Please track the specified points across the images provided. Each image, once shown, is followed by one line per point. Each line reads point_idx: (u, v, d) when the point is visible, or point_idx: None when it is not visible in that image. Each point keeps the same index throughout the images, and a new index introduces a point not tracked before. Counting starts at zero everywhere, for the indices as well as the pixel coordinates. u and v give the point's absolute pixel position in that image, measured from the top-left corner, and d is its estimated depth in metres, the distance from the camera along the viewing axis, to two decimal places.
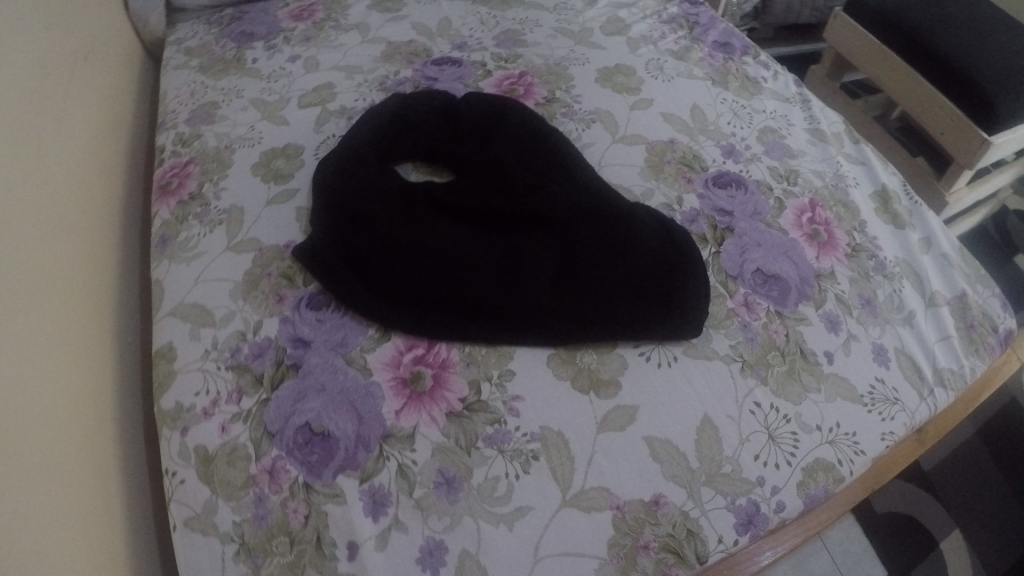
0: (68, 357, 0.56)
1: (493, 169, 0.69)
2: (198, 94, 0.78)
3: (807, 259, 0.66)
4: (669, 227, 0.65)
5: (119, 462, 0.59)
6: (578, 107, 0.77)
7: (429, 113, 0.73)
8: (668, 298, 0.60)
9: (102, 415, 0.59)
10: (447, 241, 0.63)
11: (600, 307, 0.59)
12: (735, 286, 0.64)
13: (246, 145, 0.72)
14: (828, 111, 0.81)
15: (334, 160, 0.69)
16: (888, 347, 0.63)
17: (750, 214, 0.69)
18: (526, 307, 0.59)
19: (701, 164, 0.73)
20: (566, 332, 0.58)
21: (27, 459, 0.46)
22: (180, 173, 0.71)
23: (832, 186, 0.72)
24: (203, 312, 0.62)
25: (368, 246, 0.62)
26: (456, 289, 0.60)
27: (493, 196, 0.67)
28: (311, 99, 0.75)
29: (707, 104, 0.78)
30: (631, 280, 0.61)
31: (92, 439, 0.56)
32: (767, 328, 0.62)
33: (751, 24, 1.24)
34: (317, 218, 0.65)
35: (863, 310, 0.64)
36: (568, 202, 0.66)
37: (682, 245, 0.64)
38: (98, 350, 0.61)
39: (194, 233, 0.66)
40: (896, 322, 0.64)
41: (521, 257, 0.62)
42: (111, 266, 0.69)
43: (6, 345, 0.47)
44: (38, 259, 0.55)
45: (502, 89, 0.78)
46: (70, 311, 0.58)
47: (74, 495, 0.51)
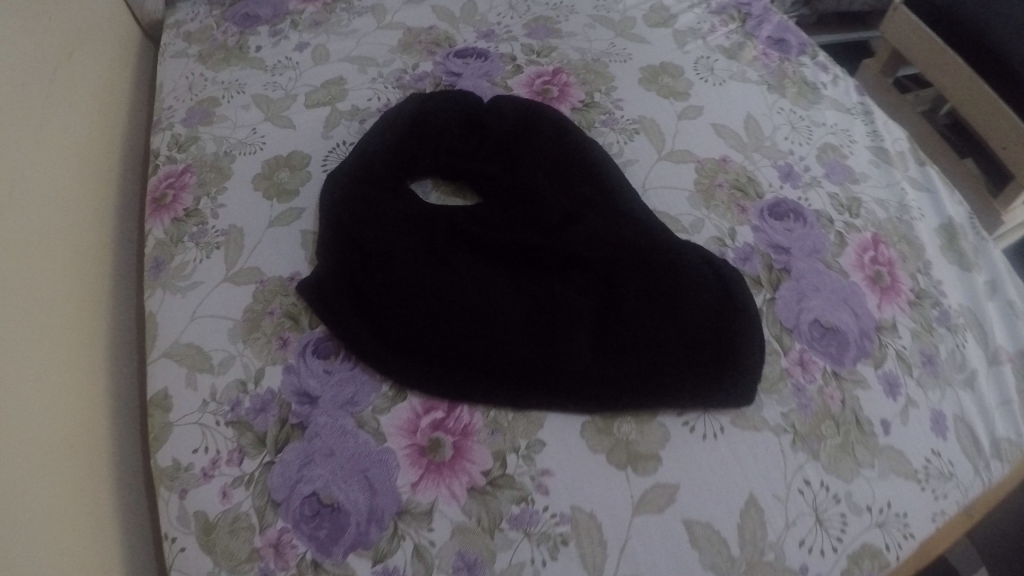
0: (55, 401, 0.52)
1: (520, 195, 0.63)
2: (196, 89, 0.73)
3: (868, 309, 0.60)
4: (719, 272, 0.59)
5: (116, 511, 0.56)
6: (620, 114, 0.69)
7: (448, 125, 0.67)
8: (717, 359, 0.55)
9: (96, 463, 0.55)
10: (470, 284, 0.57)
11: (643, 368, 0.54)
12: (790, 340, 0.58)
13: (246, 152, 0.67)
14: (892, 125, 0.73)
15: (343, 178, 0.62)
16: (947, 414, 0.58)
17: (809, 253, 0.62)
18: (559, 368, 0.54)
19: (756, 188, 0.65)
20: (604, 395, 0.53)
21: (15, 535, 0.42)
22: (175, 184, 0.66)
23: (897, 218, 0.65)
24: (200, 356, 0.57)
25: (382, 287, 0.57)
26: (479, 344, 0.55)
27: (521, 227, 0.61)
28: (319, 96, 0.70)
29: (763, 113, 0.70)
30: (681, 338, 0.55)
31: (87, 490, 0.53)
32: (823, 392, 0.56)
33: (801, 10, 1.17)
34: (322, 249, 0.59)
35: (924, 370, 0.59)
36: (605, 238, 0.60)
37: (733, 293, 0.58)
38: (91, 387, 0.57)
39: (189, 258, 0.62)
40: (957, 384, 0.59)
41: (555, 305, 0.57)
42: (103, 288, 0.64)
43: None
44: (29, 287, 0.52)
45: (534, 88, 0.71)
46: (64, 342, 0.55)
47: (72, 560, 0.48)
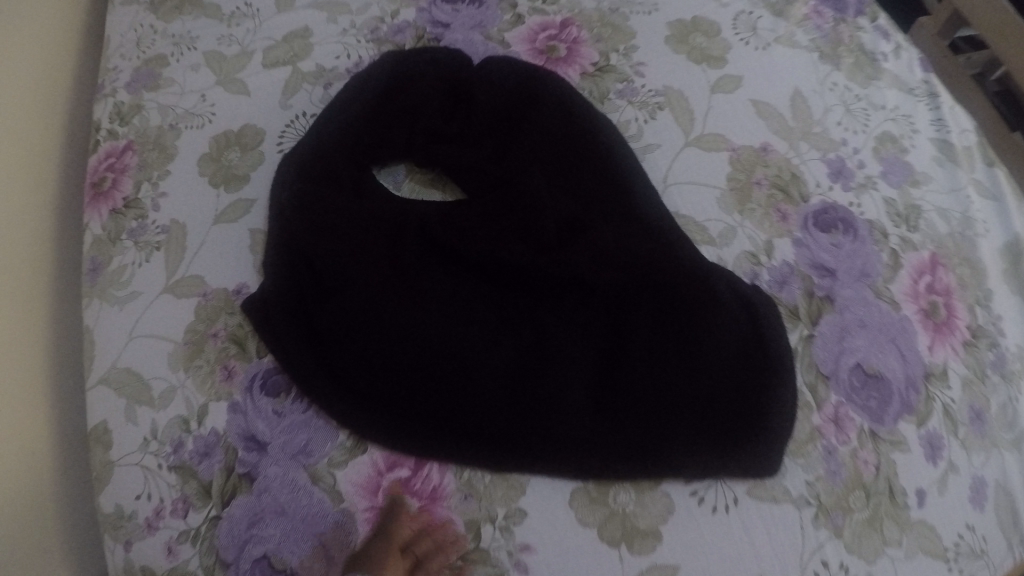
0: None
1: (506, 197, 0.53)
2: (144, 44, 0.63)
3: (917, 351, 0.51)
4: (755, 312, 0.49)
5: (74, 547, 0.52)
6: (641, 83, 0.57)
7: (425, 97, 0.56)
8: (738, 427, 0.47)
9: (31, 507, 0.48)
10: (444, 318, 0.50)
11: (642, 431, 0.46)
12: (826, 390, 0.49)
13: (194, 126, 0.57)
14: (959, 111, 0.59)
15: (295, 168, 0.53)
16: (988, 482, 0.50)
17: (856, 277, 0.52)
18: (546, 424, 0.47)
19: (800, 189, 0.53)
20: (593, 461, 0.46)
21: None
22: (115, 167, 0.58)
23: (959, 233, 0.54)
24: (139, 386, 0.50)
25: (340, 317, 0.49)
26: (454, 394, 0.48)
27: (506, 242, 0.52)
28: (280, 54, 0.59)
29: (813, 90, 0.57)
30: (699, 395, 0.47)
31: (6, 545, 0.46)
32: (855, 456, 0.48)
33: None
34: (270, 260, 0.50)
35: (971, 428, 0.50)
36: (606, 257, 0.50)
37: (768, 343, 0.48)
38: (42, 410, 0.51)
39: (127, 262, 0.54)
40: (1004, 446, 0.51)
41: (541, 345, 0.49)
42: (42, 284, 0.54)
43: None
44: None
45: (538, 45, 0.59)
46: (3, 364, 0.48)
47: None
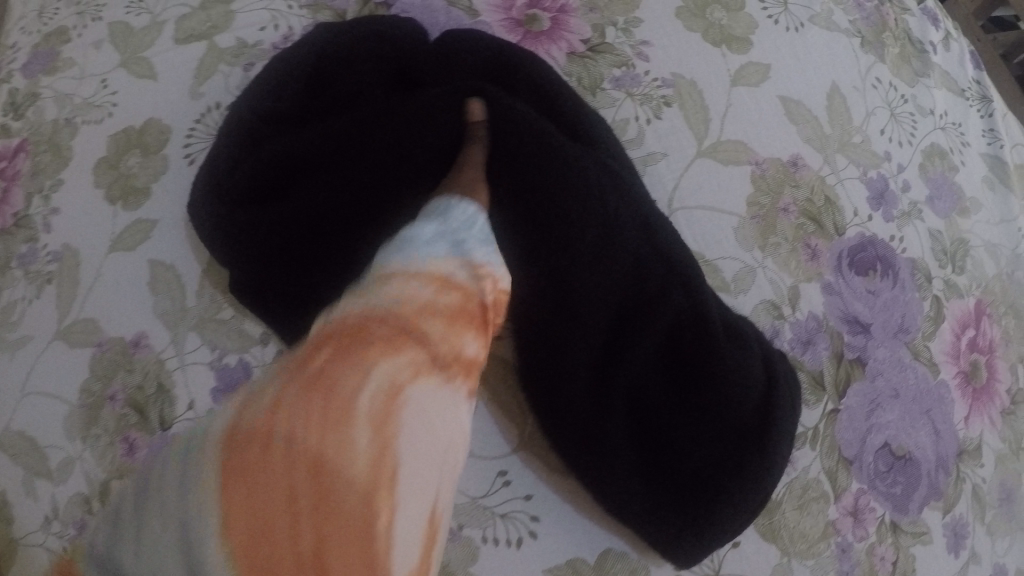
0: None
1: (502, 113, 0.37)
2: (47, 13, 0.53)
3: (953, 424, 0.43)
4: (770, 396, 0.38)
5: None
6: (644, 69, 0.44)
7: (365, 76, 0.43)
8: (698, 505, 0.37)
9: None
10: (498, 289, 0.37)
11: (618, 448, 0.38)
12: (847, 478, 0.40)
13: (92, 121, 0.47)
14: (1010, 120, 0.53)
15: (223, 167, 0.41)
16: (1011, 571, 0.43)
17: (894, 332, 0.42)
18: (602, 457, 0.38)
19: (835, 219, 0.43)
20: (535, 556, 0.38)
21: None
22: (6, 173, 0.48)
23: (1007, 274, 0.47)
24: (34, 452, 0.43)
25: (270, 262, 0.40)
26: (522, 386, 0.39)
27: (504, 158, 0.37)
28: (195, 24, 0.48)
29: (853, 85, 0.46)
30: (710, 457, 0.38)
31: None
32: (872, 553, 0.40)
33: None
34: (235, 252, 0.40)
35: (999, 511, 0.43)
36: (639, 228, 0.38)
37: (770, 440, 0.37)
38: None
39: (18, 296, 0.45)
40: None
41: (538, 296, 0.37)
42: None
43: None
44: None
45: (514, 13, 0.45)
46: None
47: None
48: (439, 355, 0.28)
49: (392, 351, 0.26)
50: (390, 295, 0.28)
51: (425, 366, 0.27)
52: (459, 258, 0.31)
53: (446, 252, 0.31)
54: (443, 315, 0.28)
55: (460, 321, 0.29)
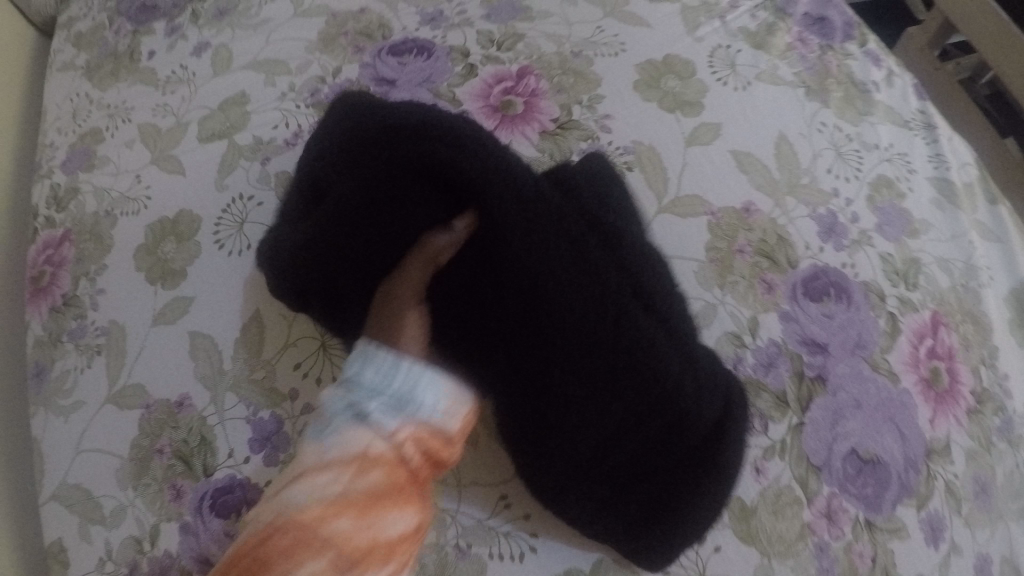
0: None
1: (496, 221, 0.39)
2: (81, 117, 0.59)
3: (917, 427, 0.47)
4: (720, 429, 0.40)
5: None
6: (607, 140, 0.50)
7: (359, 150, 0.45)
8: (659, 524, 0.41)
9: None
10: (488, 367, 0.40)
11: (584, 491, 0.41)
12: (818, 482, 0.45)
13: (129, 213, 0.53)
14: (957, 142, 0.56)
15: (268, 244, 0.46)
16: (994, 558, 0.47)
17: (852, 349, 0.47)
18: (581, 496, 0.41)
19: (788, 253, 0.48)
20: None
21: None
22: (53, 261, 0.53)
23: (962, 286, 0.50)
24: (90, 503, 0.48)
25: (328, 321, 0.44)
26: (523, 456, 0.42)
27: (484, 264, 0.40)
28: (216, 124, 0.54)
29: (800, 133, 0.51)
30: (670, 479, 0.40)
31: None
32: (850, 550, 0.45)
33: None
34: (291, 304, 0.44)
35: (975, 504, 0.47)
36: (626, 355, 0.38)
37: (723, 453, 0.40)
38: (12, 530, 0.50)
39: (70, 367, 0.51)
40: (1010, 517, 0.48)
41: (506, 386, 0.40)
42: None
43: None
44: None
45: (491, 100, 0.52)
46: None
47: None
48: (348, 550, 0.33)
49: (299, 561, 0.32)
50: (312, 490, 0.34)
51: (332, 568, 0.32)
52: (389, 421, 0.36)
53: (365, 421, 0.35)
54: (354, 508, 0.33)
55: (376, 502, 0.34)
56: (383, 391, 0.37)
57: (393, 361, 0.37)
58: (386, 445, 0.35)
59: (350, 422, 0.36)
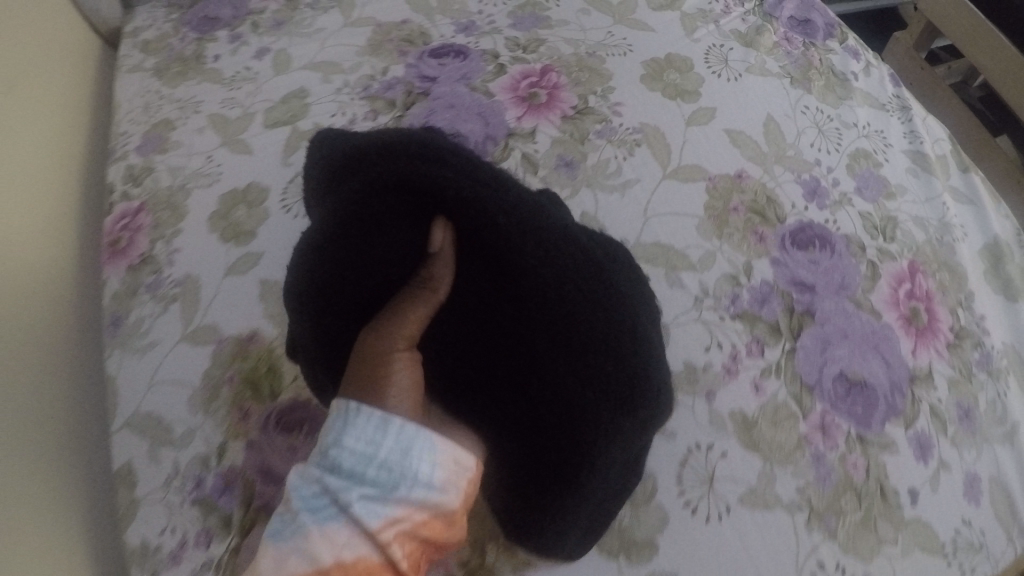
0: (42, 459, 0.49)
1: (498, 253, 0.41)
2: (152, 109, 0.64)
3: (901, 355, 0.53)
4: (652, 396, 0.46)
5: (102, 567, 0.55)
6: (619, 122, 0.59)
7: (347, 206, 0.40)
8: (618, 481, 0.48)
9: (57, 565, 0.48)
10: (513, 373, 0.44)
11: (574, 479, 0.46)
12: (811, 399, 0.52)
13: (202, 185, 0.59)
14: (930, 123, 0.65)
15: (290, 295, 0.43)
16: (982, 476, 0.52)
17: (836, 290, 0.55)
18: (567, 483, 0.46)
19: (776, 211, 0.57)
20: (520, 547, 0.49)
21: None
22: (130, 226, 0.59)
23: (937, 240, 0.57)
24: (161, 427, 0.53)
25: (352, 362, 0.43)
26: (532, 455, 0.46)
27: (493, 283, 0.43)
28: (280, 114, 0.61)
29: (786, 114, 0.60)
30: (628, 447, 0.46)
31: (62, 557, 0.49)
32: (845, 461, 0.50)
33: None
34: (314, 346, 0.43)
35: (960, 426, 0.53)
36: (619, 372, 0.40)
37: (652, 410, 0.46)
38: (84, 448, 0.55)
39: (144, 314, 0.56)
40: (996, 441, 0.53)
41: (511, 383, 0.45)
42: (52, 343, 0.54)
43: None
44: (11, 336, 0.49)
45: (519, 92, 0.60)
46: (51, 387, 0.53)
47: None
48: None
49: None
50: None
51: None
52: (372, 518, 0.34)
53: (346, 516, 0.34)
54: None
55: None
56: (367, 474, 0.36)
57: (378, 424, 0.37)
58: (371, 549, 0.34)
59: (331, 516, 0.34)
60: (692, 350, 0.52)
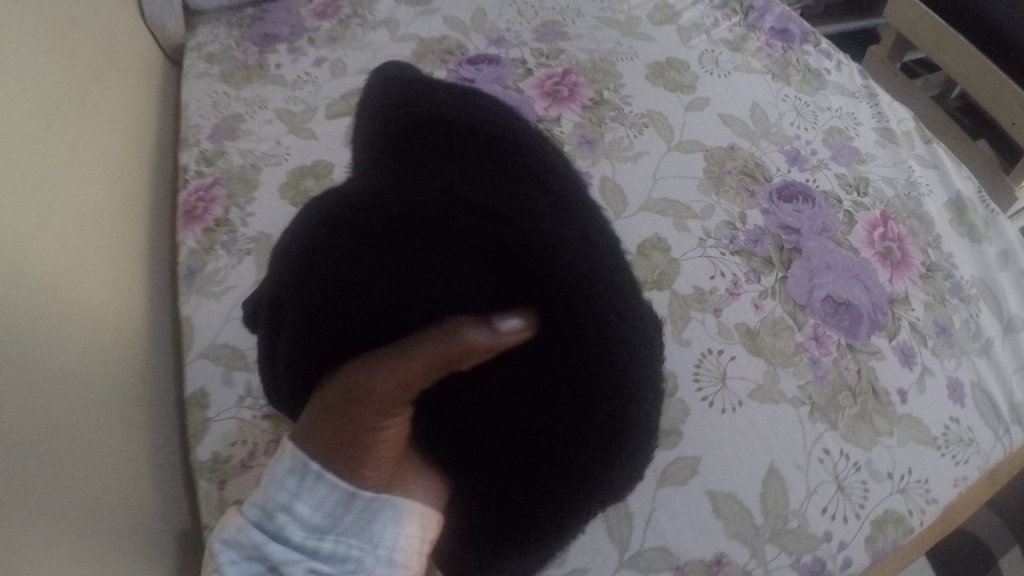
0: (93, 368, 0.56)
1: (570, 339, 0.32)
2: (221, 106, 0.72)
3: (879, 283, 0.61)
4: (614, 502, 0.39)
5: (152, 482, 0.60)
6: (629, 110, 0.68)
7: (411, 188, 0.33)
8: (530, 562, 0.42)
9: (110, 494, 0.53)
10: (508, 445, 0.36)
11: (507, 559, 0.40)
12: (804, 316, 0.59)
13: (273, 163, 0.66)
14: (895, 107, 0.75)
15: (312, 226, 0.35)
16: (965, 381, 0.59)
17: (819, 231, 0.63)
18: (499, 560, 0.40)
19: (764, 174, 0.66)
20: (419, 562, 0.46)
21: (50, 467, 0.47)
22: (205, 198, 0.66)
23: (905, 195, 0.66)
24: (236, 355, 0.59)
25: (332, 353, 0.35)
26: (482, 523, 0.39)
27: (546, 357, 0.33)
28: (340, 107, 0.69)
29: (769, 101, 0.71)
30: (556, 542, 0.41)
31: (112, 450, 0.55)
32: (838, 364, 0.57)
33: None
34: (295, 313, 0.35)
35: (939, 340, 0.60)
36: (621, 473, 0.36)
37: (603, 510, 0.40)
38: (134, 378, 0.62)
39: (222, 265, 0.62)
40: (972, 352, 0.60)
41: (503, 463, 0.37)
42: (106, 284, 0.62)
43: (55, 354, 0.51)
44: (73, 264, 0.58)
45: (545, 90, 0.70)
46: (104, 315, 0.60)
47: (105, 510, 0.52)
48: None
49: None
50: None
51: None
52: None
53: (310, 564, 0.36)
54: None
55: None
56: (346, 519, 0.36)
57: (340, 500, 0.35)
58: None
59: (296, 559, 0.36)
60: (699, 278, 0.59)
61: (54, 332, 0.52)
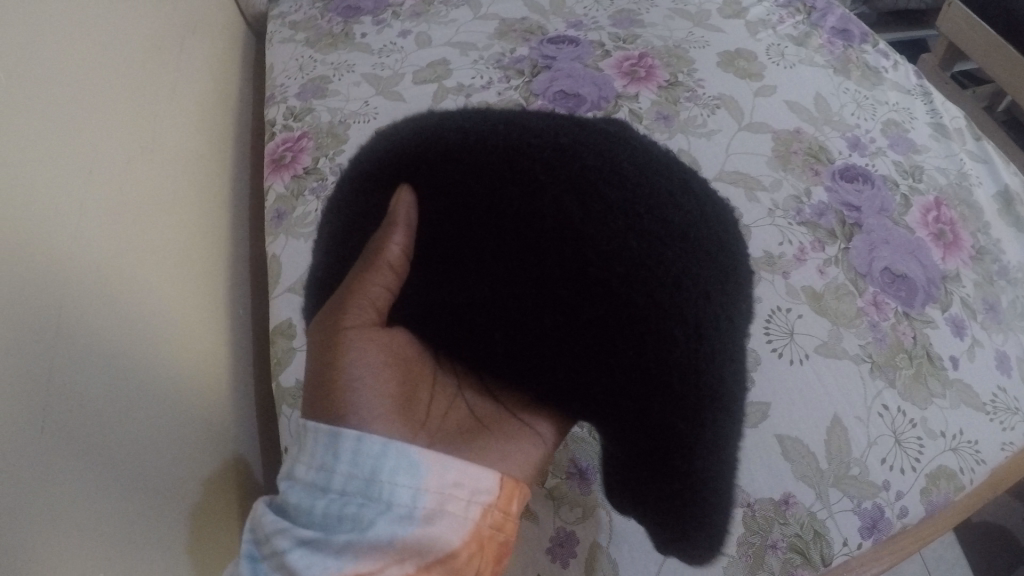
0: (178, 295, 0.58)
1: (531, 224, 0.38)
2: (307, 68, 0.76)
3: (934, 260, 0.65)
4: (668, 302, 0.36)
5: (223, 411, 0.63)
6: (702, 92, 0.73)
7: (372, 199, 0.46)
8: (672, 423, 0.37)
9: (185, 415, 0.55)
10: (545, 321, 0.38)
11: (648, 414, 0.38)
12: (863, 284, 0.62)
13: (361, 121, 0.69)
14: (948, 105, 0.80)
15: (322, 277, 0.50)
16: (1011, 354, 0.63)
17: (878, 211, 0.67)
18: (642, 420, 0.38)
19: (827, 156, 0.70)
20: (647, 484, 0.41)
21: (139, 373, 0.49)
22: (294, 147, 0.69)
23: (957, 184, 0.71)
24: None
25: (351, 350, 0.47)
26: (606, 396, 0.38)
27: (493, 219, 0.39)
28: (427, 74, 0.73)
29: (831, 92, 0.75)
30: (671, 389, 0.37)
31: (189, 377, 0.57)
32: (895, 329, 0.61)
33: (860, 8, 1.40)
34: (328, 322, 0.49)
35: (987, 315, 0.64)
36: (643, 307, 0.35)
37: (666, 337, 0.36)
38: (212, 314, 0.65)
39: (311, 209, 0.65)
40: (1018, 329, 0.64)
41: (647, 398, 0.38)
42: (192, 222, 0.65)
43: (146, 272, 0.53)
44: (166, 195, 0.60)
45: (622, 70, 0.75)
46: (190, 249, 0.63)
47: (179, 428, 0.53)
48: None
49: None
50: None
51: None
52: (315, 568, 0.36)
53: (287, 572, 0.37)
54: None
55: None
56: (337, 459, 0.39)
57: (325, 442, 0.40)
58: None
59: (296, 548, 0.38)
60: (769, 244, 0.63)
61: (146, 251, 0.54)
